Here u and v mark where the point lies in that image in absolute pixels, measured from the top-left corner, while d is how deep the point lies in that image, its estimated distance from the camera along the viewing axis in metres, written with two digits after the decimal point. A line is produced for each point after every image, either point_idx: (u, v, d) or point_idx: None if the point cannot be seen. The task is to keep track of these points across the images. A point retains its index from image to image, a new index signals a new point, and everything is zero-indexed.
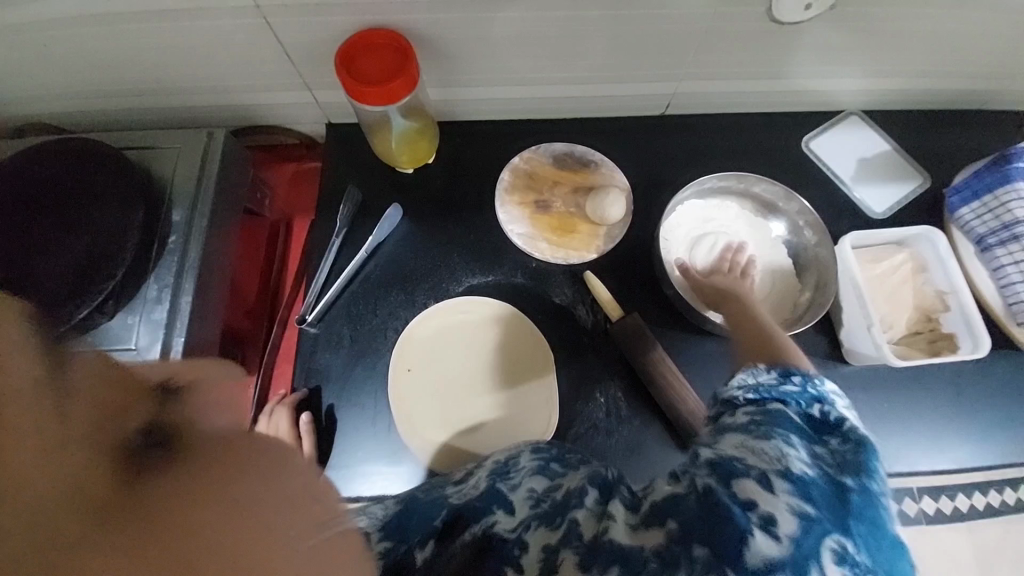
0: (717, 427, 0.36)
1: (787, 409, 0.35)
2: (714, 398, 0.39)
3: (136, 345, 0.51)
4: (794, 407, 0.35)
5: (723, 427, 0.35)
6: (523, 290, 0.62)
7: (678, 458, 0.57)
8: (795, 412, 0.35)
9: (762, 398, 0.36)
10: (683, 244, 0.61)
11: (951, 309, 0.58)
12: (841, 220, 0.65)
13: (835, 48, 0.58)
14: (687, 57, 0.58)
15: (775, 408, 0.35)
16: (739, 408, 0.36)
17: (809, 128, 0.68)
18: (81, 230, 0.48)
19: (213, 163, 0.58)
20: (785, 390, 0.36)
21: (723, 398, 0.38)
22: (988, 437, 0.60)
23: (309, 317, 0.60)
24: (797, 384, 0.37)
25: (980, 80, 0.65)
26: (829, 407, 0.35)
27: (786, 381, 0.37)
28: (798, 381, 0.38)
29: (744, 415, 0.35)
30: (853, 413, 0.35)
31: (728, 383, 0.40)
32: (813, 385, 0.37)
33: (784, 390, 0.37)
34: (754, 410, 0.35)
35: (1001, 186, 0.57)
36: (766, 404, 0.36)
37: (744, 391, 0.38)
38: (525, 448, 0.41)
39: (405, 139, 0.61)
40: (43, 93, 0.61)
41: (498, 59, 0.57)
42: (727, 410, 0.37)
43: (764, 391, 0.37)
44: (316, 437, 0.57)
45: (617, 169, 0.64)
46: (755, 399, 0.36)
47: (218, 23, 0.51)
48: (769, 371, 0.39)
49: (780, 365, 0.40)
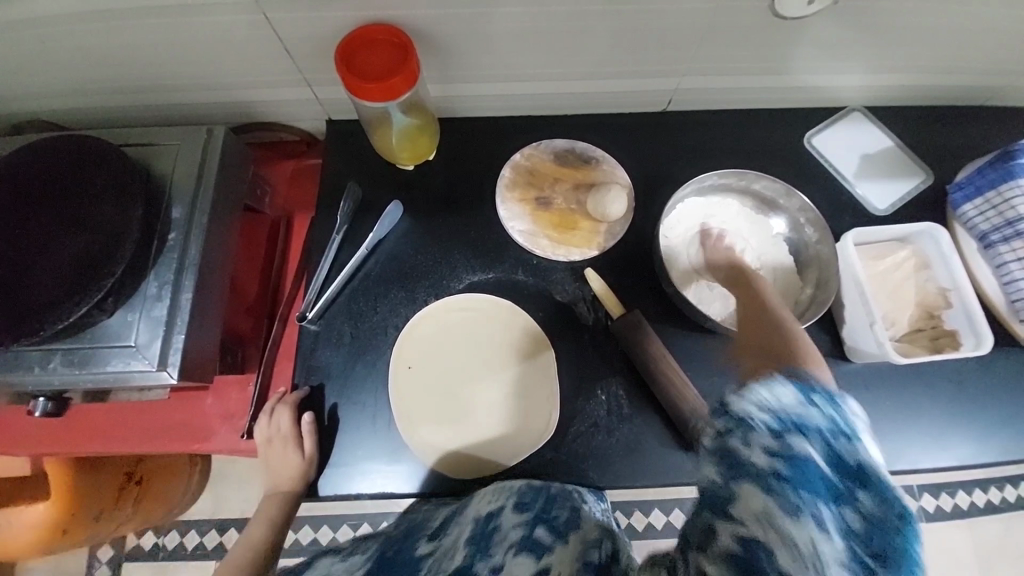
0: (724, 458, 0.30)
1: (810, 445, 0.29)
2: (722, 403, 0.32)
3: (137, 342, 0.52)
4: (822, 443, 0.29)
5: (736, 469, 0.29)
6: (524, 287, 0.62)
7: (679, 455, 0.57)
8: (820, 450, 0.28)
9: (785, 428, 0.29)
10: (683, 242, 0.61)
11: (953, 306, 0.57)
12: (844, 216, 0.65)
13: (838, 44, 0.57)
14: (690, 52, 0.58)
15: (798, 452, 0.28)
16: (754, 440, 0.29)
17: (811, 125, 0.68)
18: (80, 226, 0.48)
19: (213, 159, 0.58)
20: (809, 416, 0.29)
21: (730, 411, 0.31)
22: (992, 435, 0.60)
23: (309, 315, 0.60)
24: (820, 407, 0.30)
25: (984, 76, 0.64)
26: (854, 440, 0.29)
27: (809, 403, 0.30)
28: (821, 399, 0.31)
29: (761, 455, 0.29)
30: (874, 442, 0.29)
31: (741, 388, 0.32)
32: (836, 406, 0.30)
33: (808, 417, 0.29)
34: (776, 450, 0.28)
35: (1005, 182, 0.57)
36: (788, 440, 0.29)
37: (763, 411, 0.30)
38: (508, 499, 0.46)
39: (405, 136, 0.61)
40: (42, 90, 0.61)
41: (499, 54, 0.57)
42: (736, 431, 0.30)
43: (785, 417, 0.29)
44: (318, 436, 0.57)
45: (618, 166, 0.64)
46: (772, 428, 0.29)
47: (218, 19, 0.50)
48: (788, 385, 0.31)
49: (799, 373, 0.33)
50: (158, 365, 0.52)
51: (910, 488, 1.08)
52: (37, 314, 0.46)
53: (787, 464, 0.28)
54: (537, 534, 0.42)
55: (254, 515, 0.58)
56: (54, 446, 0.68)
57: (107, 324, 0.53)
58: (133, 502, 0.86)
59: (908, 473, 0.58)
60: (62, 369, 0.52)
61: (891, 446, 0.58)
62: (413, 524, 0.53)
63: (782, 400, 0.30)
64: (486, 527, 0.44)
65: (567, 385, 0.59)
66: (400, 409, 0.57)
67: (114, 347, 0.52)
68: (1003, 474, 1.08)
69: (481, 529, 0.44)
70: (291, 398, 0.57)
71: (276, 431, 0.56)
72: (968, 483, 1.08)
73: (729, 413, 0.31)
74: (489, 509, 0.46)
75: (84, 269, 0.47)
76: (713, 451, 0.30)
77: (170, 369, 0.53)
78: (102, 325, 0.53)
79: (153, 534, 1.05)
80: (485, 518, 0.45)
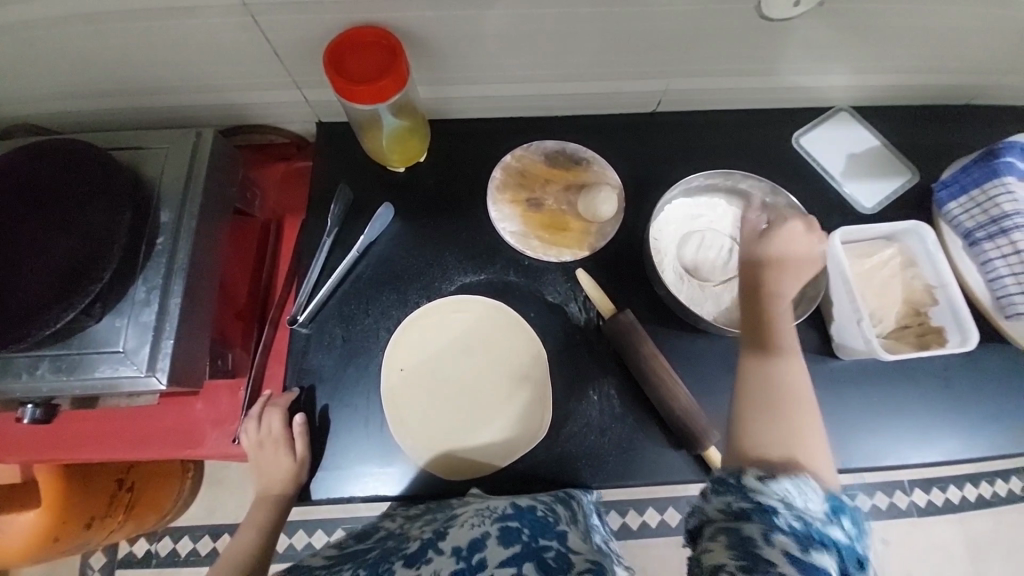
0: (745, 539, 0.36)
1: (828, 559, 0.35)
2: (746, 489, 0.38)
3: (125, 347, 0.52)
4: (835, 554, 0.36)
5: (760, 566, 0.35)
6: (515, 288, 0.62)
7: (670, 454, 0.57)
8: (833, 564, 0.35)
9: (802, 532, 0.36)
10: (673, 242, 0.61)
11: (939, 303, 0.58)
12: (831, 215, 0.66)
13: (824, 45, 0.58)
14: (678, 54, 0.58)
15: (819, 564, 0.35)
16: (779, 534, 0.35)
17: (799, 125, 0.69)
18: (66, 231, 0.48)
19: (201, 163, 0.58)
20: (830, 532, 0.36)
21: (759, 503, 0.37)
22: (979, 430, 0.60)
23: (300, 318, 0.60)
24: (841, 529, 0.37)
25: (968, 76, 0.65)
26: (861, 571, 0.36)
27: (833, 523, 0.37)
28: (843, 521, 0.37)
29: (781, 555, 0.35)
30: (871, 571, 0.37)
31: (772, 479, 0.38)
32: (854, 532, 0.37)
33: (830, 533, 0.36)
34: (795, 549, 0.35)
35: (990, 180, 0.58)
36: (810, 550, 0.35)
37: (789, 513, 0.36)
38: (491, 525, 0.47)
39: (395, 138, 0.60)
40: (27, 93, 0.61)
41: (489, 56, 0.57)
42: (764, 524, 0.36)
43: (809, 525, 0.36)
44: (309, 438, 0.57)
45: (609, 166, 0.64)
46: (793, 529, 0.36)
47: (205, 22, 0.50)
48: (819, 498, 0.38)
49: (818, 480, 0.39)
50: (147, 370, 0.52)
51: (900, 484, 1.10)
52: (23, 320, 0.45)
53: (801, 564, 0.34)
54: (524, 570, 0.43)
55: (243, 520, 0.58)
56: (42, 453, 0.67)
57: (95, 329, 0.52)
58: (124, 509, 0.85)
59: (896, 469, 0.59)
60: (49, 375, 0.52)
61: (880, 443, 0.59)
62: (385, 544, 0.51)
63: (811, 511, 0.37)
64: (471, 556, 0.45)
65: (560, 386, 0.59)
66: (394, 412, 0.57)
67: (103, 353, 0.52)
68: (991, 469, 1.10)
69: (464, 557, 0.45)
70: (284, 400, 0.58)
71: (269, 432, 0.56)
72: (958, 478, 1.10)
73: (756, 500, 0.37)
74: (472, 536, 0.46)
75: (72, 274, 0.47)
76: (736, 530, 0.36)
77: (159, 374, 0.53)
78: (89, 330, 0.52)
79: (145, 541, 1.04)
80: (468, 546, 0.46)
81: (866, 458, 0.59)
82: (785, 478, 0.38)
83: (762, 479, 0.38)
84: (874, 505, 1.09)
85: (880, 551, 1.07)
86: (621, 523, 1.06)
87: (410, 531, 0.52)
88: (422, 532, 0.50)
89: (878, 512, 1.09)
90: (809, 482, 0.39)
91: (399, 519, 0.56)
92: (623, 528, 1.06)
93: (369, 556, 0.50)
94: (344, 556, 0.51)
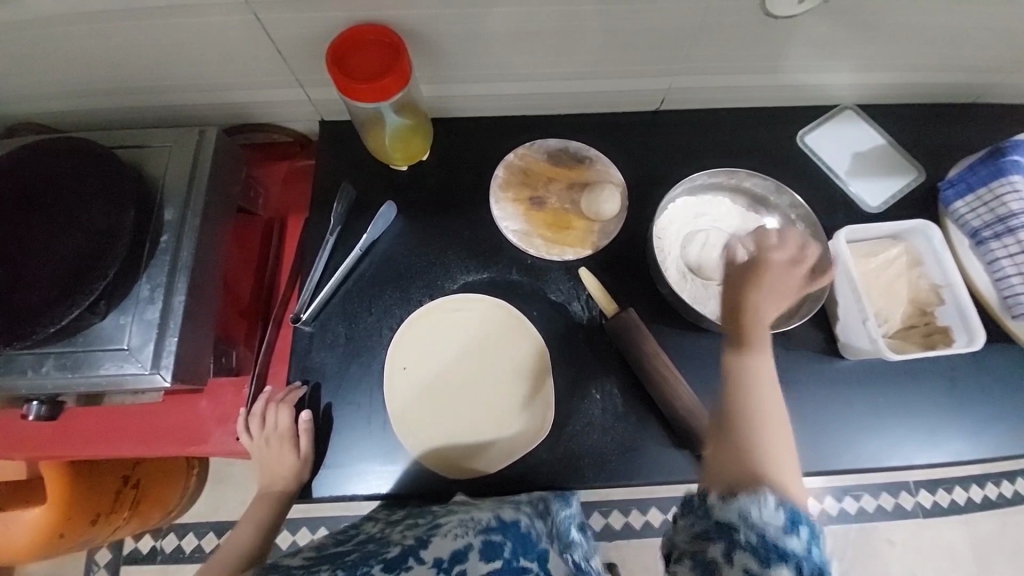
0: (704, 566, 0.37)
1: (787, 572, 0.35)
2: (705, 505, 0.39)
3: (129, 345, 0.52)
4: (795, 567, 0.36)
5: None
6: (518, 287, 0.62)
7: (673, 454, 0.57)
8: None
9: (757, 552, 0.36)
10: (676, 240, 0.61)
11: (945, 303, 0.58)
12: (836, 215, 0.65)
13: (830, 42, 0.58)
14: (682, 52, 0.58)
15: None
16: (735, 551, 0.36)
17: (804, 123, 0.68)
18: (69, 230, 0.48)
19: (205, 161, 0.58)
20: (787, 545, 0.36)
21: (719, 522, 0.37)
22: (987, 432, 0.60)
23: (304, 316, 0.60)
24: (803, 540, 0.36)
25: (974, 74, 0.65)
26: None
27: (793, 534, 0.36)
28: (805, 533, 0.36)
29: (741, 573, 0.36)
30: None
31: (729, 492, 0.38)
32: (817, 545, 0.37)
33: (788, 543, 0.36)
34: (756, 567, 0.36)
35: (996, 179, 0.57)
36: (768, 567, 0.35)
37: (747, 528, 0.36)
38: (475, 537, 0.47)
39: (399, 135, 0.61)
40: (33, 92, 0.61)
41: (493, 54, 0.57)
42: (723, 545, 0.37)
43: (767, 541, 0.36)
44: (313, 436, 0.57)
45: (612, 165, 0.64)
46: (750, 547, 0.36)
47: (209, 21, 0.50)
48: (777, 506, 0.37)
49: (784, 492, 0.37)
50: (151, 367, 0.52)
51: (906, 485, 1.09)
52: (29, 317, 0.46)
53: None
54: None
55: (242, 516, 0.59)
56: (47, 450, 0.68)
57: (100, 326, 0.53)
58: (129, 506, 0.86)
59: (901, 469, 0.58)
60: (55, 372, 0.52)
61: (885, 444, 0.59)
62: (364, 548, 0.47)
63: (766, 519, 0.36)
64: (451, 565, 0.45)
65: (563, 385, 0.59)
66: (398, 410, 0.57)
67: (108, 350, 0.52)
68: (998, 470, 1.09)
69: (446, 569, 0.44)
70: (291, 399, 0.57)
71: (275, 429, 0.56)
72: (964, 478, 1.09)
73: (716, 517, 0.38)
74: (455, 547, 0.46)
75: (76, 271, 0.47)
76: (694, 554, 0.38)
77: (163, 371, 0.53)
78: (95, 328, 0.52)
79: (149, 538, 1.05)
80: (451, 557, 0.45)
81: (871, 459, 0.58)
82: (744, 493, 0.37)
83: (722, 497, 0.38)
84: (879, 505, 1.08)
85: (885, 552, 1.06)
86: (624, 522, 1.06)
87: (392, 536, 0.48)
88: (402, 538, 0.47)
89: (883, 512, 1.08)
90: (768, 494, 0.37)
91: (381, 522, 0.53)
92: (626, 528, 1.06)
93: (347, 557, 0.45)
94: (321, 556, 0.46)
